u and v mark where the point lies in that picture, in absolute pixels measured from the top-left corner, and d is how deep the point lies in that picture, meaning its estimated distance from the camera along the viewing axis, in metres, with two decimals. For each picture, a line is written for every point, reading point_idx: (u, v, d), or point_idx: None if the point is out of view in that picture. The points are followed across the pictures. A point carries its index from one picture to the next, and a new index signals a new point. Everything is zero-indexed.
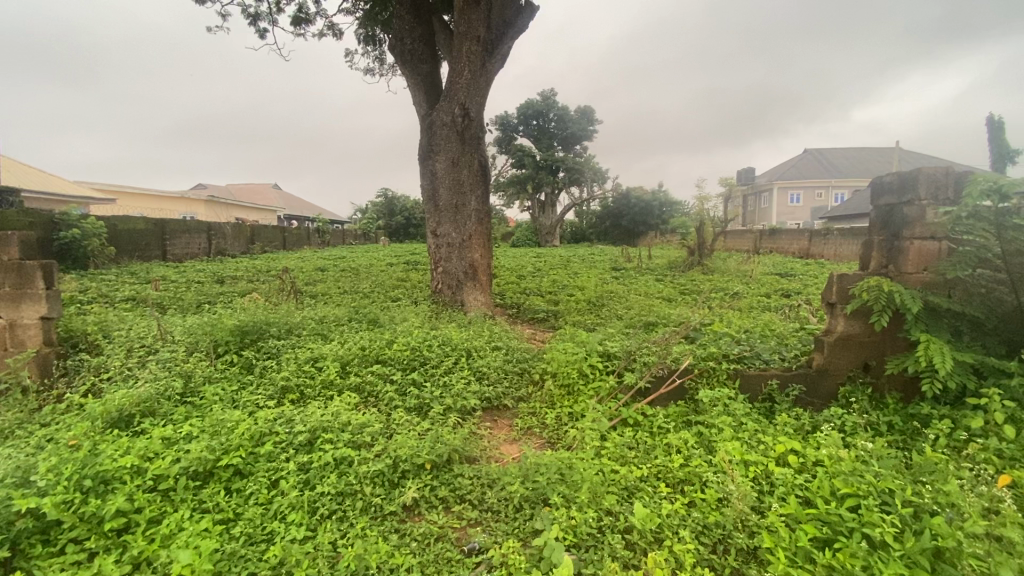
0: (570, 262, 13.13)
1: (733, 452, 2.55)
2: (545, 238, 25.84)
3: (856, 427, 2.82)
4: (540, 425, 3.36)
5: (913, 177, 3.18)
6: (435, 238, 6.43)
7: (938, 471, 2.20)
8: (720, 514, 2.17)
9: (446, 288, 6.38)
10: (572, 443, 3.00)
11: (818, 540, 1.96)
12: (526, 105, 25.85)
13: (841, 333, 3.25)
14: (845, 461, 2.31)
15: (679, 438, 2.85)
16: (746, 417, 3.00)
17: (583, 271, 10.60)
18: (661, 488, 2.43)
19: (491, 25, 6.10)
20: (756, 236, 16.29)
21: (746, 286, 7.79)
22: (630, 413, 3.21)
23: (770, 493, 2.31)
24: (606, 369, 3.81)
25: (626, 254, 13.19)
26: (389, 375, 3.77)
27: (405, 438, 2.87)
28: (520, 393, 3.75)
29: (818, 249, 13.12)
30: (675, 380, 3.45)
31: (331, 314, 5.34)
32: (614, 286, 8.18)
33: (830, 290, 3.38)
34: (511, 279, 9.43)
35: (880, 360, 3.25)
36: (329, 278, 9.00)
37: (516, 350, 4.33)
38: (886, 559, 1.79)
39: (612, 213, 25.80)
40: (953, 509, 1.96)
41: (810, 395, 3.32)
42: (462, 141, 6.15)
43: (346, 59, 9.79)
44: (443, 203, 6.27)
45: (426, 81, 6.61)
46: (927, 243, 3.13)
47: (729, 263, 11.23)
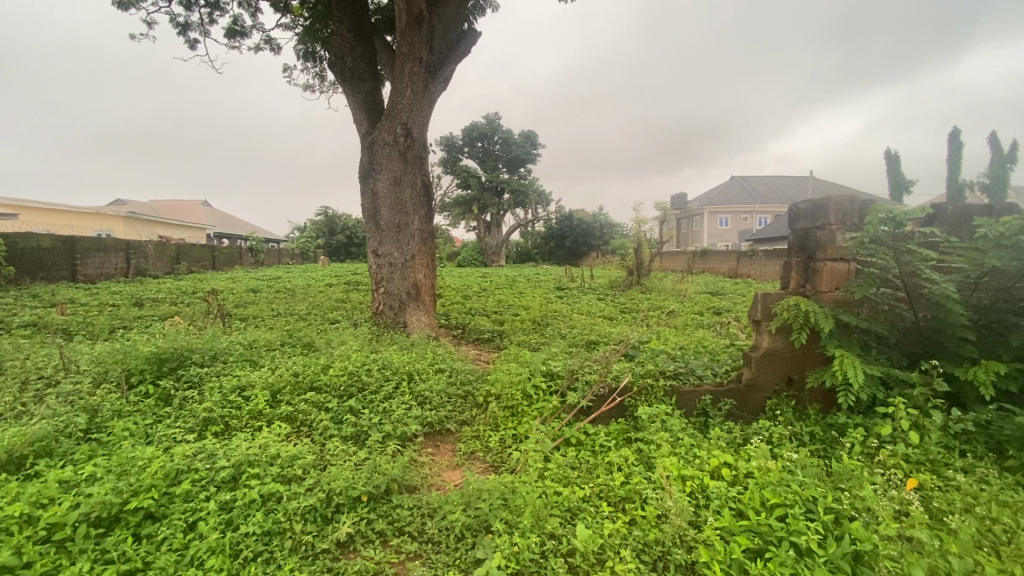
0: (514, 282, 13.23)
1: (670, 468, 2.61)
2: (490, 259, 25.95)
3: (782, 438, 2.97)
4: (483, 448, 3.29)
5: (824, 205, 3.44)
6: (376, 258, 6.28)
7: (854, 478, 2.35)
8: (660, 531, 2.19)
9: (387, 309, 6.22)
10: (515, 466, 2.97)
11: (750, 551, 2.02)
12: (471, 128, 26.13)
13: (766, 349, 3.44)
14: (773, 471, 2.42)
15: (620, 455, 2.89)
16: (683, 432, 3.08)
17: (527, 291, 10.70)
18: (603, 508, 2.44)
19: (434, 48, 6.14)
20: (689, 257, 17.17)
21: (681, 304, 8.16)
22: (573, 433, 3.21)
23: (705, 507, 2.36)
24: (549, 390, 3.81)
25: (569, 274, 13.46)
26: (324, 403, 3.58)
27: (340, 469, 2.72)
28: (463, 416, 3.67)
29: (745, 270, 14.02)
30: (615, 399, 3.51)
31: (263, 338, 5.05)
32: (558, 306, 8.29)
33: (755, 309, 3.58)
34: (456, 299, 9.34)
35: (801, 374, 3.46)
36: (262, 299, 8.54)
37: (459, 372, 4.27)
38: (812, 565, 1.87)
39: (556, 234, 26.35)
40: (869, 513, 2.09)
41: (740, 409, 3.47)
42: (404, 160, 6.09)
43: (284, 74, 9.51)
44: (384, 223, 6.15)
45: (366, 99, 6.52)
46: (837, 265, 3.39)
47: (666, 283, 11.72)
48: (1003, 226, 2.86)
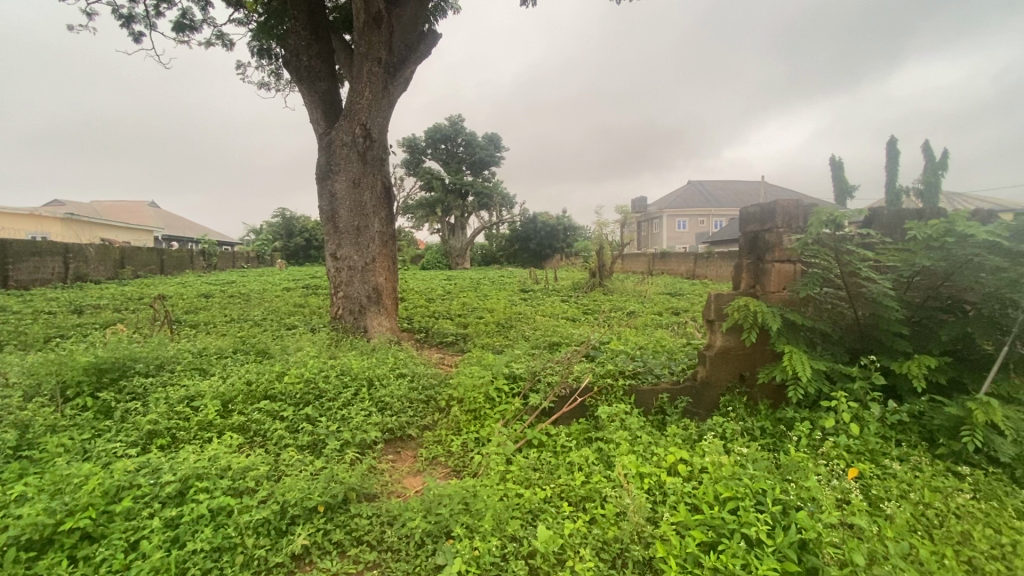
0: (478, 284, 13.20)
1: (629, 466, 2.66)
2: (455, 261, 25.80)
3: (734, 433, 3.08)
4: (445, 453, 3.26)
5: (771, 209, 3.59)
6: (335, 261, 6.14)
7: (800, 469, 2.46)
8: (618, 529, 2.23)
9: (347, 314, 6.08)
10: (476, 470, 2.95)
11: (705, 544, 2.08)
12: (434, 129, 25.91)
13: (719, 348, 3.56)
14: (725, 466, 2.50)
15: (581, 455, 2.92)
16: (641, 430, 3.15)
17: (491, 293, 10.70)
18: (564, 508, 2.46)
19: (393, 49, 6.08)
20: (649, 259, 17.58)
21: (641, 305, 8.35)
22: (535, 434, 3.22)
23: (662, 503, 2.41)
24: (511, 392, 3.81)
25: (533, 276, 13.52)
26: (279, 411, 3.47)
27: (295, 480, 2.64)
28: (425, 421, 3.63)
29: (701, 271, 14.48)
30: (576, 399, 3.55)
31: (214, 345, 4.84)
32: (522, 308, 8.33)
33: (708, 309, 3.70)
34: (419, 302, 9.24)
35: (753, 370, 3.59)
36: (214, 304, 8.19)
37: (421, 377, 4.22)
38: (762, 555, 1.95)
39: (520, 236, 26.47)
40: (813, 502, 2.19)
41: (695, 406, 3.58)
42: (363, 161, 5.98)
43: (237, 71, 9.17)
44: (344, 225, 6.02)
45: (323, 99, 6.37)
46: (784, 266, 3.54)
47: (627, 284, 11.96)
48: (930, 229, 3.07)
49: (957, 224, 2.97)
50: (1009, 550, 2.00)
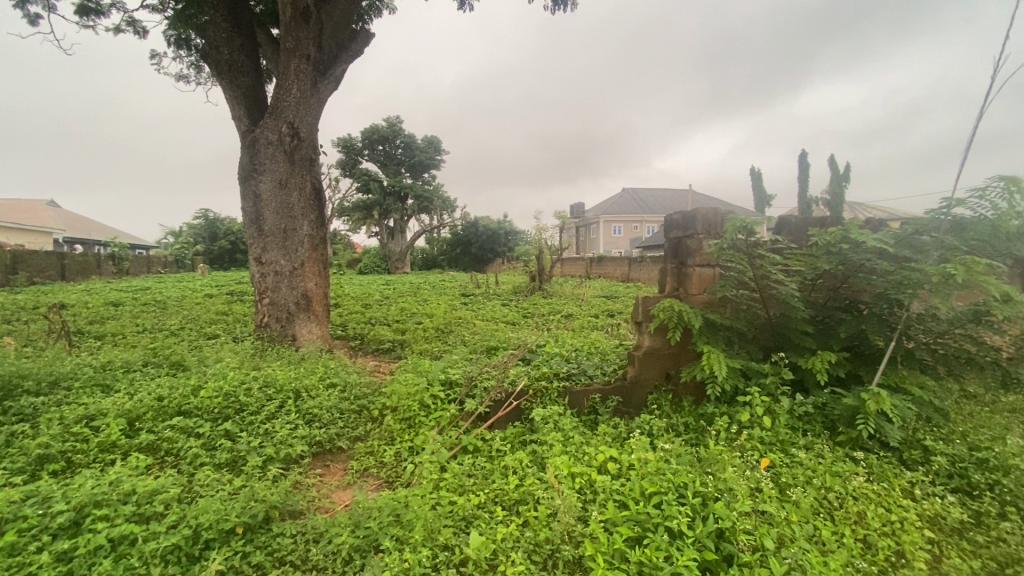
0: (418, 289, 12.98)
1: (561, 467, 2.70)
2: (394, 266, 25.26)
3: (660, 429, 3.22)
4: (378, 464, 3.16)
5: (692, 216, 3.79)
6: (259, 266, 5.82)
7: (719, 462, 2.61)
8: (549, 530, 2.25)
9: (274, 321, 5.77)
10: (409, 480, 2.89)
11: (631, 539, 2.15)
12: (370, 130, 25.23)
13: (646, 348, 3.71)
14: (651, 462, 2.60)
15: (515, 459, 2.93)
16: (573, 431, 3.22)
17: (431, 298, 10.56)
18: (497, 512, 2.46)
19: (323, 46, 5.88)
20: (587, 263, 18.06)
21: (578, 308, 8.55)
22: (470, 440, 3.20)
23: (592, 501, 2.47)
24: (447, 398, 3.76)
25: (474, 280, 13.50)
26: (195, 427, 3.23)
27: (209, 501, 2.46)
28: (357, 432, 3.51)
29: (636, 275, 15.06)
30: (511, 403, 3.58)
31: (121, 358, 4.44)
32: (461, 312, 8.27)
33: (636, 311, 3.86)
34: (355, 308, 8.95)
35: (677, 369, 3.78)
36: (122, 313, 7.52)
37: (354, 387, 4.07)
38: (683, 546, 2.04)
39: (461, 240, 26.35)
40: (729, 493, 2.32)
41: (625, 405, 3.71)
42: (291, 161, 5.71)
43: (150, 61, 8.50)
44: (269, 227, 5.72)
45: (247, 95, 6.04)
46: (704, 269, 3.77)
47: (566, 288, 12.21)
48: (829, 235, 3.37)
49: (851, 231, 3.28)
50: (896, 526, 2.24)
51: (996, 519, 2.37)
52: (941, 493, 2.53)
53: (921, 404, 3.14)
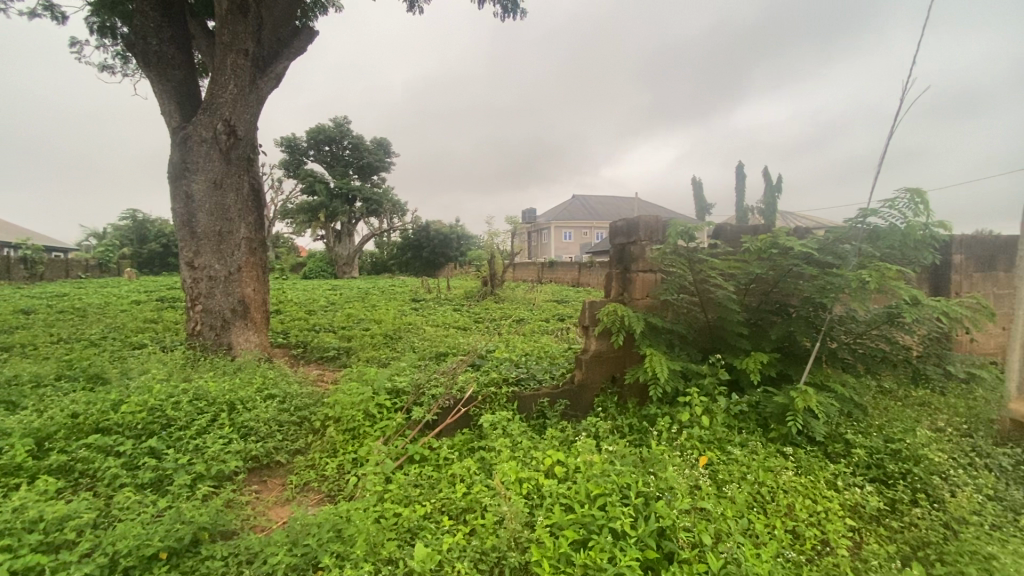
0: (367, 294, 12.67)
1: (508, 473, 2.69)
2: (341, 270, 24.55)
3: (605, 431, 3.27)
4: (319, 478, 3.04)
5: (635, 223, 3.91)
6: (191, 271, 5.48)
7: (660, 461, 2.69)
8: (496, 537, 2.23)
9: (207, 329, 5.45)
10: (352, 493, 2.79)
11: (577, 542, 2.16)
12: (316, 130, 24.42)
13: (593, 352, 3.78)
14: (596, 464, 2.64)
15: (463, 466, 2.89)
16: (521, 436, 3.22)
17: (380, 304, 10.32)
18: (443, 522, 2.42)
19: (262, 42, 5.60)
20: (538, 268, 18.24)
21: (530, 313, 8.61)
22: (417, 449, 3.13)
23: (539, 506, 2.48)
24: (393, 407, 3.66)
25: (425, 285, 13.32)
26: (115, 446, 2.99)
27: (129, 525, 2.27)
28: (297, 445, 3.36)
29: (586, 280, 15.35)
30: (459, 410, 3.54)
31: (29, 371, 4.04)
32: (411, 318, 8.12)
33: (583, 316, 3.92)
34: (298, 314, 8.60)
35: (622, 372, 3.87)
36: (35, 322, 6.88)
37: (294, 397, 3.90)
38: (627, 546, 2.08)
39: (412, 244, 25.97)
40: (670, 491, 2.39)
41: (572, 408, 3.76)
42: (226, 160, 5.42)
43: (70, 49, 7.87)
44: (202, 230, 5.40)
45: (178, 89, 5.69)
46: (648, 274, 3.90)
47: (518, 292, 12.27)
48: (760, 242, 3.56)
49: (780, 238, 3.47)
50: (822, 516, 2.38)
51: (908, 504, 2.58)
52: (860, 482, 2.73)
53: (843, 400, 3.37)
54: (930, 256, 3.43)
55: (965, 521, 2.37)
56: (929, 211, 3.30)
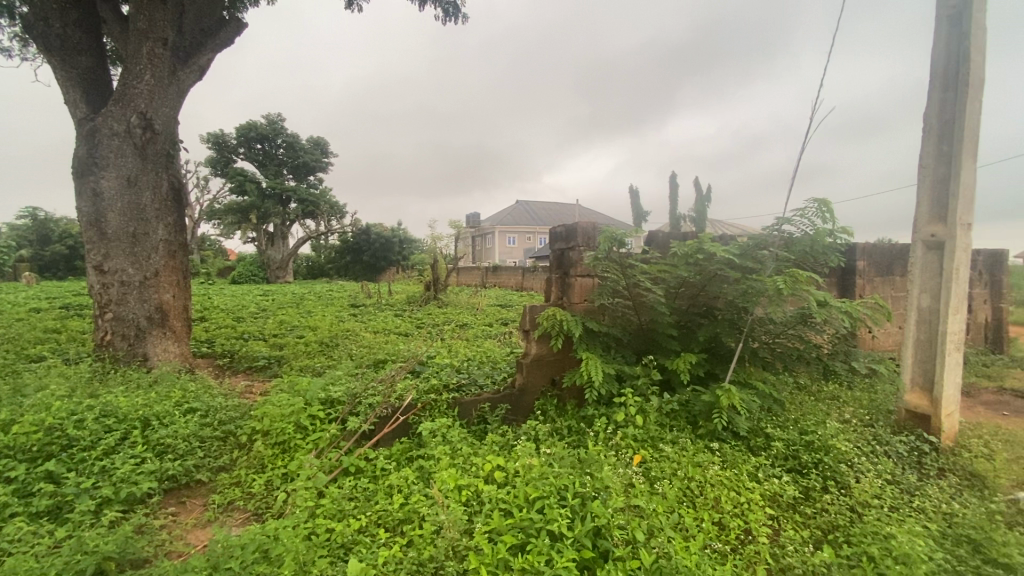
0: (303, 299, 12.15)
1: (447, 480, 2.65)
2: (275, 275, 23.40)
3: (544, 434, 3.31)
4: (245, 496, 2.86)
5: (573, 229, 4.00)
6: (99, 276, 5.01)
7: (597, 462, 2.75)
8: (433, 547, 2.19)
9: (118, 339, 5.00)
10: (281, 510, 2.65)
11: (515, 546, 2.17)
12: (247, 127, 23.16)
13: (532, 356, 3.82)
14: (535, 468, 2.66)
15: (400, 476, 2.82)
16: (461, 442, 3.19)
17: (317, 310, 9.92)
18: (379, 535, 2.35)
19: (184, 31, 5.25)
20: (483, 272, 18.25)
21: (473, 317, 8.58)
22: (352, 461, 3.02)
23: (478, 512, 2.46)
24: (328, 418, 3.52)
25: (365, 290, 12.96)
26: (4, 472, 2.67)
27: (18, 559, 2.03)
28: (221, 462, 3.16)
29: (530, 285, 15.51)
30: (397, 419, 3.45)
31: None
32: (349, 324, 7.86)
33: (524, 320, 3.96)
34: (226, 321, 8.09)
35: (561, 375, 3.93)
36: None
37: (219, 411, 3.66)
38: (563, 547, 2.11)
39: (351, 248, 25.19)
40: (605, 490, 2.45)
41: (513, 412, 3.78)
42: (142, 156, 5.02)
43: None
44: (113, 231, 4.96)
45: (86, 78, 5.22)
46: (585, 279, 3.98)
47: (462, 297, 12.20)
48: (688, 248, 3.74)
49: (705, 244, 3.67)
50: (745, 507, 2.53)
51: (819, 491, 2.80)
52: (778, 473, 2.92)
53: (764, 397, 3.60)
54: (836, 260, 3.74)
55: (867, 504, 2.60)
56: (834, 218, 3.60)
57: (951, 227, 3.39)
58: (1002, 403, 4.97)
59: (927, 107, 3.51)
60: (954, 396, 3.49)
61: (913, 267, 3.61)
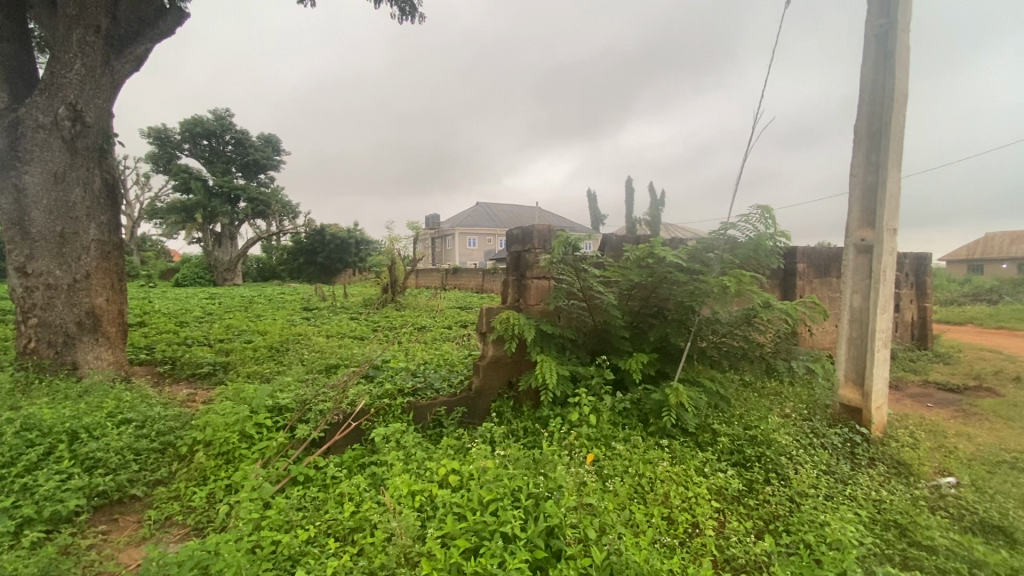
0: (252, 303, 11.68)
1: (400, 486, 2.61)
2: (223, 277, 22.37)
3: (500, 436, 3.32)
4: (184, 510, 2.72)
5: (529, 231, 4.04)
6: (22, 278, 4.65)
7: (551, 462, 2.78)
8: (385, 555, 2.15)
9: (43, 346, 4.65)
10: (224, 523, 2.53)
11: (468, 550, 2.16)
12: (192, 121, 22.08)
13: (489, 358, 3.83)
14: (489, 470, 2.66)
15: (352, 484, 2.76)
16: (415, 447, 3.15)
17: (267, 313, 9.56)
18: (329, 545, 2.28)
19: (118, 19, 4.98)
20: (442, 275, 18.12)
21: (431, 320, 8.50)
22: (300, 469, 2.92)
23: (431, 517, 2.43)
24: (275, 426, 3.39)
25: (320, 292, 12.61)
26: None
27: None
28: (159, 475, 2.99)
29: (489, 287, 15.52)
30: (349, 425, 3.37)
31: None
32: (302, 328, 7.62)
33: (481, 322, 3.97)
34: (167, 326, 7.66)
35: (517, 376, 3.95)
36: None
37: (157, 421, 3.47)
38: (516, 549, 2.12)
39: (305, 249, 24.44)
40: (559, 490, 2.48)
41: (469, 415, 3.77)
42: (71, 150, 4.69)
43: None
44: (38, 230, 4.61)
45: (8, 65, 4.84)
46: (541, 281, 4.04)
47: (420, 299, 12.06)
48: (639, 251, 3.84)
49: (655, 247, 3.77)
50: (692, 501, 2.62)
51: (762, 483, 2.93)
52: (724, 467, 3.04)
53: (711, 394, 3.75)
54: (777, 262, 3.94)
55: (805, 493, 2.75)
56: (774, 223, 3.79)
57: (878, 232, 3.64)
58: (925, 396, 5.37)
59: (857, 120, 3.75)
60: (882, 390, 3.74)
61: (846, 270, 3.85)
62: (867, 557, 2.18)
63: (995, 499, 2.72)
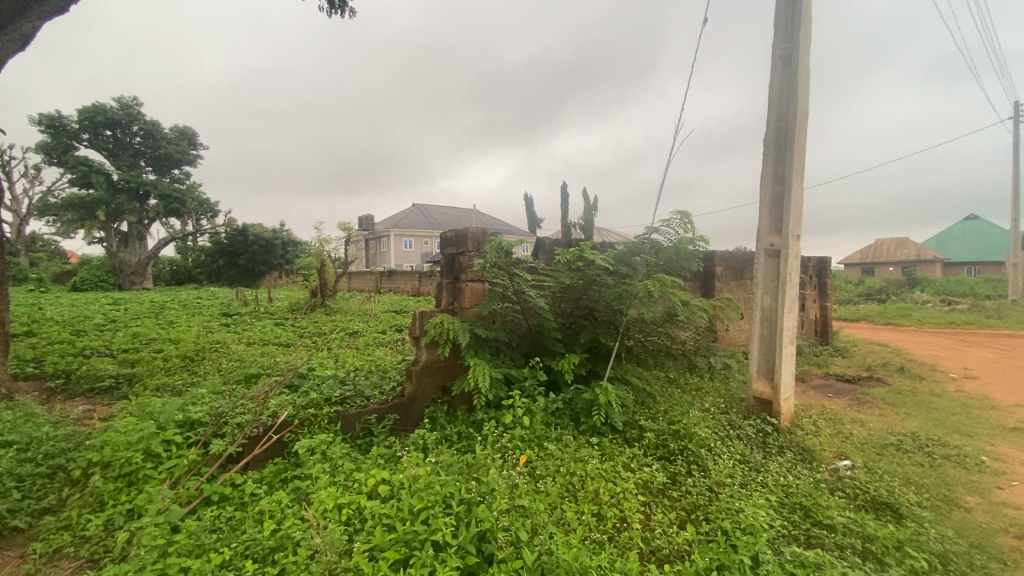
0: (164, 309, 10.76)
1: (326, 500, 2.50)
2: (130, 280, 20.45)
3: (433, 442, 3.27)
4: (78, 540, 2.45)
5: (463, 235, 4.02)
6: None
7: (484, 466, 2.77)
8: (309, 572, 2.05)
9: None
10: (125, 552, 2.31)
11: (397, 562, 2.10)
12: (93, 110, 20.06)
13: (422, 363, 3.77)
14: (421, 478, 2.60)
15: (273, 500, 2.61)
16: (343, 458, 3.03)
17: (181, 320, 8.85)
18: (246, 567, 2.14)
19: None
20: (376, 277, 17.64)
21: (364, 324, 8.25)
22: (215, 488, 2.73)
23: (359, 531, 2.34)
24: (187, 442, 3.14)
25: (242, 297, 11.86)
26: None
27: None
28: (46, 504, 2.67)
29: (426, 290, 15.30)
30: (270, 438, 3.19)
31: None
32: (220, 335, 7.12)
33: (414, 326, 3.90)
34: (60, 335, 6.89)
35: (451, 381, 3.92)
36: None
37: (45, 443, 3.11)
38: (446, 557, 2.09)
39: (227, 250, 22.90)
40: (491, 494, 2.48)
41: (401, 423, 3.67)
42: None
43: None
44: None
45: None
46: (475, 285, 4.04)
47: (353, 303, 11.66)
48: (569, 255, 3.93)
49: (585, 251, 3.87)
50: (620, 497, 2.71)
51: (684, 475, 3.08)
52: (649, 462, 3.17)
53: (638, 392, 3.90)
54: (697, 266, 4.17)
55: (722, 483, 2.92)
56: (694, 229, 4.02)
57: (785, 237, 3.95)
58: (827, 387, 5.91)
59: (767, 134, 4.07)
60: (789, 383, 4.06)
61: (758, 272, 4.14)
62: (777, 538, 2.35)
63: (883, 478, 3.04)
